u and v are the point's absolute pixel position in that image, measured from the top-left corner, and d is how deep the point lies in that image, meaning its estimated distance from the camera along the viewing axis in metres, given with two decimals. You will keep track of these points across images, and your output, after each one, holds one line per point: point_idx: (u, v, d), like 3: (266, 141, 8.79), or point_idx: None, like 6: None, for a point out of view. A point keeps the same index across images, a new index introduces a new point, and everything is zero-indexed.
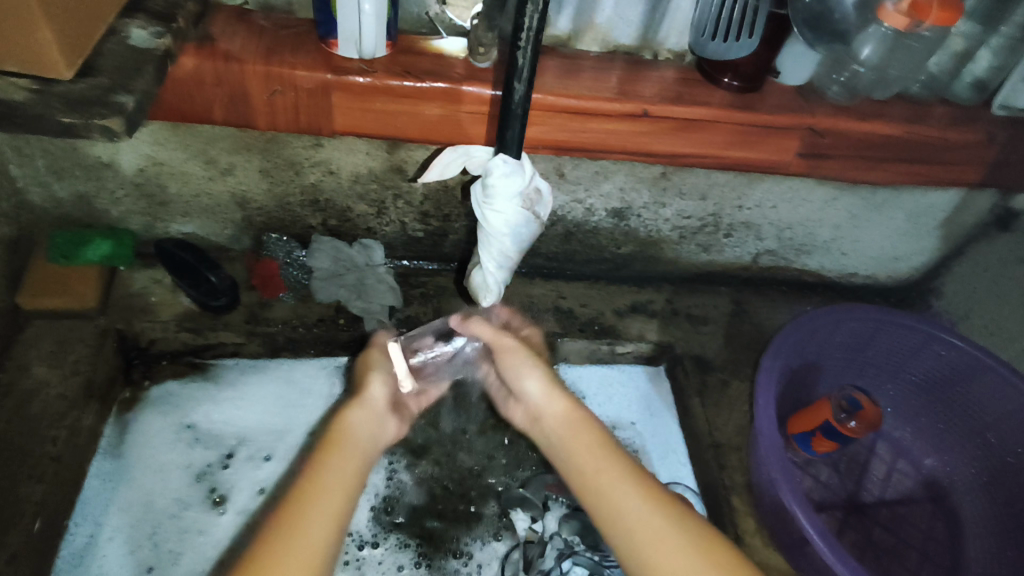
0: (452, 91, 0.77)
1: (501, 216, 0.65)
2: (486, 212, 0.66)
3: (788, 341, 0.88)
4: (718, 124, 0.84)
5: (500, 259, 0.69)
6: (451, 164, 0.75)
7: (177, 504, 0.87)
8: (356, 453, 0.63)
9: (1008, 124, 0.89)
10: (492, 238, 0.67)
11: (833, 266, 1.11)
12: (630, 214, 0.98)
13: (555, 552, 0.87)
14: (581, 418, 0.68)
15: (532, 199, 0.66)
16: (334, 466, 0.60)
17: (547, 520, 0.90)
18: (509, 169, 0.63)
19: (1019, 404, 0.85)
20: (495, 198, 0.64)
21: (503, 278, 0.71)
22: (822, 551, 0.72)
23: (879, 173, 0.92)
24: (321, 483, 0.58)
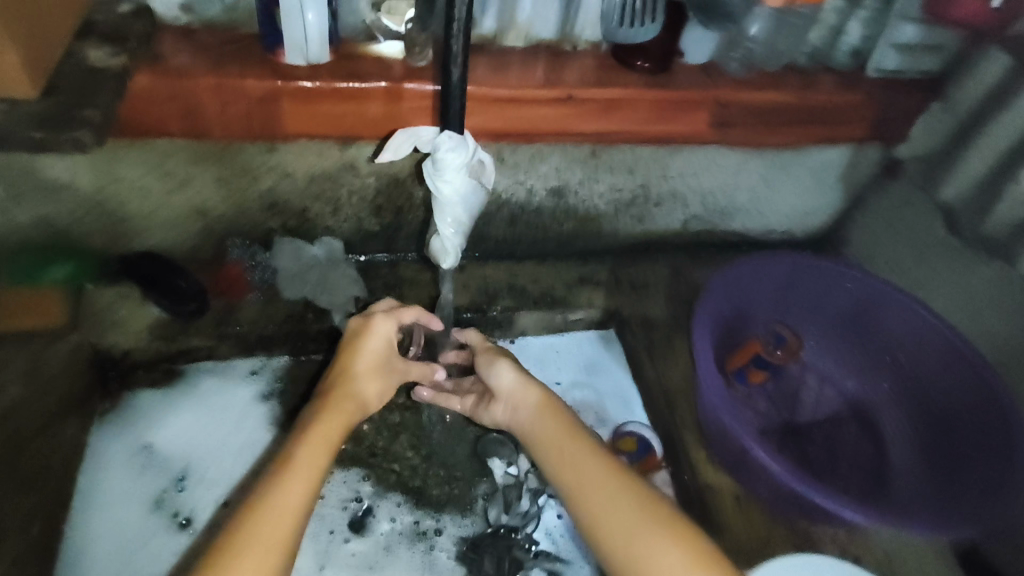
0: (393, 89, 0.85)
1: (453, 187, 0.74)
2: (438, 183, 0.73)
3: (718, 291, 0.98)
4: (636, 102, 0.94)
5: (455, 226, 0.76)
6: (403, 145, 0.86)
7: (141, 534, 0.89)
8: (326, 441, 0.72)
9: (882, 84, 1.03)
10: (445, 207, 0.75)
11: (753, 227, 1.24)
12: (567, 191, 1.06)
13: (530, 492, 0.94)
14: (551, 406, 0.81)
15: (477, 170, 0.74)
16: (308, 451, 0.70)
17: (520, 462, 0.97)
18: (455, 144, 0.70)
19: (916, 324, 0.99)
20: (445, 170, 0.72)
21: (459, 242, 0.79)
22: (781, 475, 0.82)
23: (780, 135, 1.05)
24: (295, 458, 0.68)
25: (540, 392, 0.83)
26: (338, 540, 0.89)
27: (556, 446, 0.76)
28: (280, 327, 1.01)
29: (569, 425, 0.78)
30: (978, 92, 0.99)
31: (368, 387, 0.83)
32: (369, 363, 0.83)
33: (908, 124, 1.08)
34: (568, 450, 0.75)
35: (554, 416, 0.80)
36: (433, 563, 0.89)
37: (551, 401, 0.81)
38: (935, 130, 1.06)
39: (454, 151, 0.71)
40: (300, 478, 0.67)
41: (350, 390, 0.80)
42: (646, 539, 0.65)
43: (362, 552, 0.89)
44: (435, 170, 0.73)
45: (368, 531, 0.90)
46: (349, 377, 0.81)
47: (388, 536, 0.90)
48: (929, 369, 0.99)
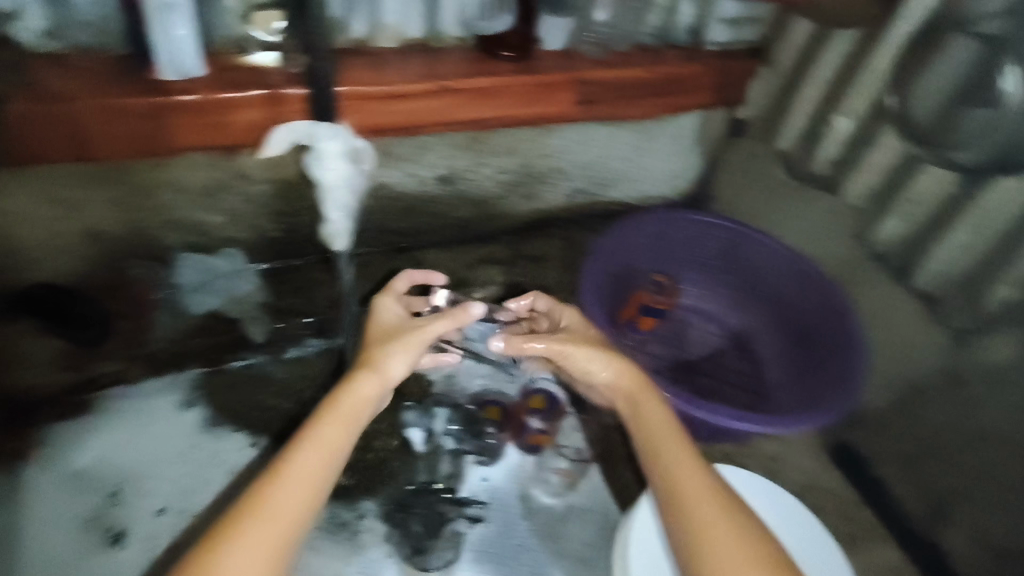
0: (273, 95, 0.89)
1: (337, 173, 0.85)
2: (322, 171, 0.84)
3: (602, 251, 1.10)
4: (505, 89, 1.03)
5: (339, 206, 0.90)
6: (282, 143, 0.86)
7: (74, 553, 0.92)
8: (345, 425, 0.72)
9: (718, 55, 1.18)
10: (332, 192, 0.88)
11: (632, 194, 1.36)
12: (456, 177, 1.14)
13: (450, 453, 1.01)
14: (647, 394, 0.81)
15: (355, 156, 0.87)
16: (324, 432, 0.71)
17: (435, 425, 1.03)
18: (335, 137, 0.83)
19: (773, 257, 1.14)
20: (328, 159, 0.84)
21: (345, 222, 0.92)
22: (670, 400, 0.94)
23: (639, 108, 1.17)
24: (307, 448, 0.69)
25: (642, 376, 0.82)
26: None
27: (653, 453, 0.76)
28: (193, 340, 1.07)
29: (677, 432, 0.77)
30: (793, 53, 1.16)
31: (394, 366, 0.78)
32: (382, 334, 0.80)
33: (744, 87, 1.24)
34: (684, 458, 0.75)
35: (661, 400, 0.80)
36: (359, 546, 0.93)
37: (649, 389, 0.81)
38: (767, 90, 1.23)
39: (332, 141, 0.83)
40: (314, 456, 0.69)
41: (365, 364, 0.77)
42: (727, 563, 0.68)
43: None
44: (316, 156, 0.84)
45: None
46: (374, 350, 0.78)
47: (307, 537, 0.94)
48: (789, 294, 1.14)
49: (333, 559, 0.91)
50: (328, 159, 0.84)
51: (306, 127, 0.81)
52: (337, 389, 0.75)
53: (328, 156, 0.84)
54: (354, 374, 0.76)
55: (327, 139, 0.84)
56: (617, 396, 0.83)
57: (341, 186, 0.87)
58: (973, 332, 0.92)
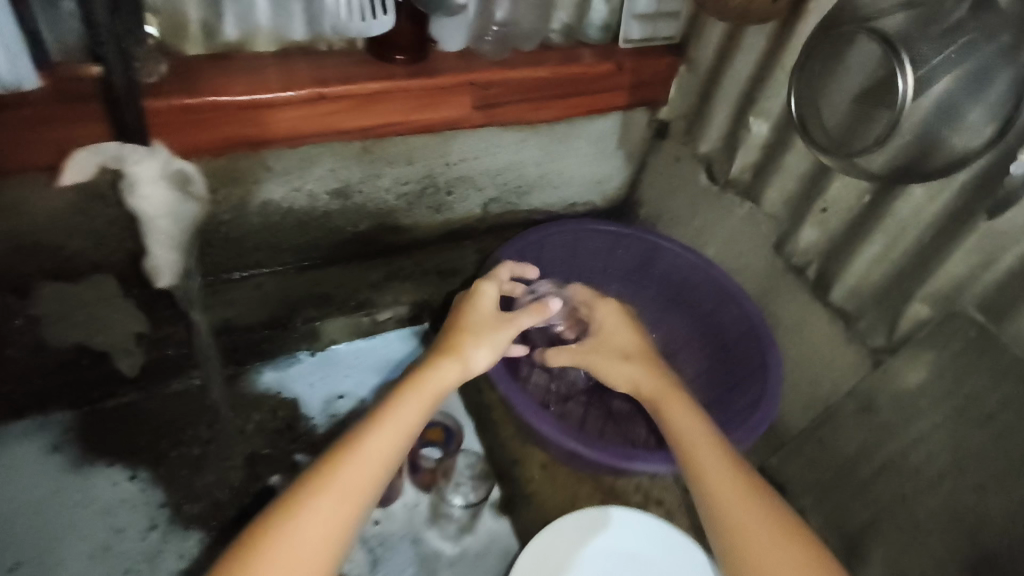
0: (115, 107, 0.79)
1: (153, 198, 0.90)
2: (138, 200, 0.90)
3: (501, 265, 1.02)
4: (392, 94, 0.95)
5: (163, 238, 0.95)
6: (86, 162, 0.83)
7: None
8: (424, 400, 0.76)
9: (633, 53, 1.11)
10: (151, 221, 0.92)
11: (552, 201, 1.28)
12: (351, 191, 1.06)
13: None
14: (672, 390, 0.84)
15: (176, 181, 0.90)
16: (395, 414, 0.74)
17: None
18: (142, 156, 0.85)
19: (689, 268, 1.07)
20: (143, 185, 0.88)
21: (172, 259, 0.98)
22: (561, 441, 0.87)
23: (547, 111, 1.09)
24: (374, 438, 0.71)
25: (665, 381, 0.85)
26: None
27: (692, 449, 0.78)
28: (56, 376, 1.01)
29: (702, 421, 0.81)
30: (711, 52, 1.09)
31: (478, 354, 0.82)
32: (485, 320, 0.84)
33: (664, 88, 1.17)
34: (706, 446, 0.78)
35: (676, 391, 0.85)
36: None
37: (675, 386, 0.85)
38: (688, 92, 1.16)
39: (145, 162, 0.86)
40: (380, 439, 0.71)
41: (455, 352, 0.80)
42: (770, 547, 0.70)
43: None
44: (133, 182, 0.88)
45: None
46: (462, 339, 0.82)
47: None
48: (705, 307, 1.07)
49: None
50: (143, 183, 0.88)
51: (118, 149, 0.83)
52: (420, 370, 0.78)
53: (143, 183, 0.88)
54: (439, 360, 0.79)
55: (140, 160, 0.85)
56: (642, 397, 0.86)
57: (160, 216, 0.92)
58: (887, 354, 0.87)
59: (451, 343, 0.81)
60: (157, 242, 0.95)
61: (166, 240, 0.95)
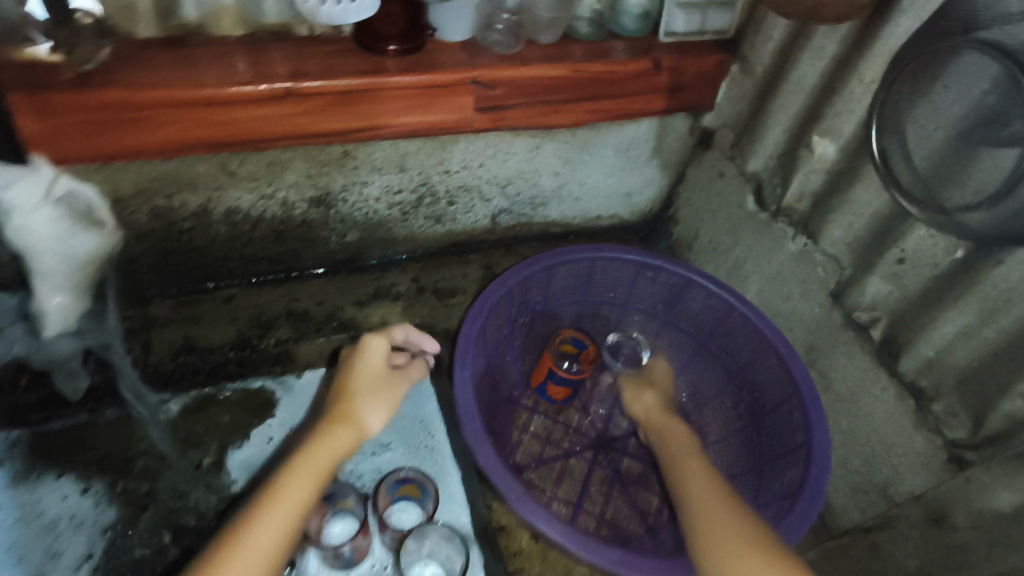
0: (42, 103, 0.67)
1: (30, 228, 0.73)
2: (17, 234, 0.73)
3: (492, 298, 0.84)
4: (377, 92, 0.80)
5: (51, 281, 0.77)
6: None
7: None
8: (315, 475, 0.64)
9: (674, 49, 0.92)
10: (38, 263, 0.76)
11: (573, 213, 1.12)
12: (333, 199, 0.92)
13: None
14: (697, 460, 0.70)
15: (73, 212, 0.76)
16: (285, 493, 0.61)
17: None
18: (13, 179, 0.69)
19: (724, 312, 0.90)
20: (16, 212, 0.71)
21: (59, 302, 0.79)
22: (545, 531, 0.67)
23: (565, 114, 0.92)
24: (256, 522, 0.59)
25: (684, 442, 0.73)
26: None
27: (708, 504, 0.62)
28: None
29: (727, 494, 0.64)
30: (769, 50, 0.89)
31: (374, 418, 0.70)
32: (376, 380, 0.73)
33: (710, 90, 0.98)
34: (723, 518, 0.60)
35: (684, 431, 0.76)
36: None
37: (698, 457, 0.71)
38: (739, 96, 0.96)
39: (18, 188, 0.70)
40: (271, 520, 0.59)
41: (348, 418, 0.68)
42: None
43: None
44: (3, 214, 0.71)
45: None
46: (353, 402, 0.70)
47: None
48: (742, 361, 0.90)
49: None
50: (17, 212, 0.71)
51: None
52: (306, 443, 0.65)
53: (20, 212, 0.71)
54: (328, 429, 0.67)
55: (11, 183, 0.70)
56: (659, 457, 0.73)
57: (44, 250, 0.75)
58: (969, 453, 0.67)
59: (343, 407, 0.69)
60: (45, 283, 0.77)
61: (55, 286, 0.78)
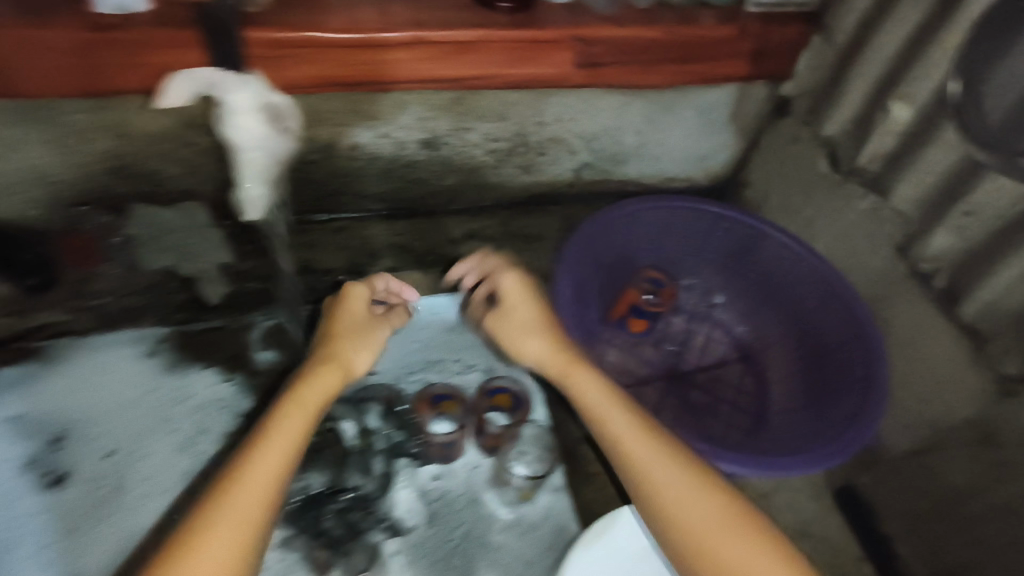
0: (218, 35, 0.78)
1: (247, 130, 0.80)
2: (231, 131, 0.80)
3: (585, 236, 0.95)
4: (492, 44, 0.89)
5: (254, 174, 0.85)
6: (184, 88, 0.78)
7: (8, 496, 0.86)
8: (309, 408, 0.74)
9: (760, 18, 0.99)
10: (246, 157, 0.83)
11: (649, 171, 1.20)
12: (439, 142, 1.02)
13: (383, 453, 0.92)
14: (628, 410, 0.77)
15: (274, 117, 0.83)
16: (285, 425, 0.72)
17: (366, 419, 0.95)
18: (242, 89, 0.78)
19: (794, 262, 0.97)
20: (237, 113, 0.79)
21: (260, 193, 0.87)
22: (636, 425, 0.80)
23: (655, 74, 1.00)
24: (265, 448, 0.69)
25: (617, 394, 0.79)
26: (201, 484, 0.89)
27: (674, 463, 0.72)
28: (143, 297, 0.98)
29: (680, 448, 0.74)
30: (853, 21, 0.96)
31: (358, 360, 0.81)
32: (356, 327, 0.83)
33: (792, 59, 1.04)
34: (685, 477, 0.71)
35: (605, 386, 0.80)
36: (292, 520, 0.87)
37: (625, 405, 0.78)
38: (823, 64, 1.03)
39: (243, 92, 0.78)
40: (271, 450, 0.69)
41: (333, 360, 0.79)
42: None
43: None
44: (228, 112, 0.79)
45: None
46: (341, 347, 0.80)
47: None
48: (808, 307, 0.97)
49: None
50: (239, 113, 0.79)
51: (211, 76, 0.78)
52: (293, 385, 0.75)
53: (239, 112, 0.79)
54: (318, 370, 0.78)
55: (237, 89, 0.78)
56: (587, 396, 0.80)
57: (253, 149, 0.82)
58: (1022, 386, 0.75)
59: (330, 352, 0.80)
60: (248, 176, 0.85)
61: (254, 177, 0.86)
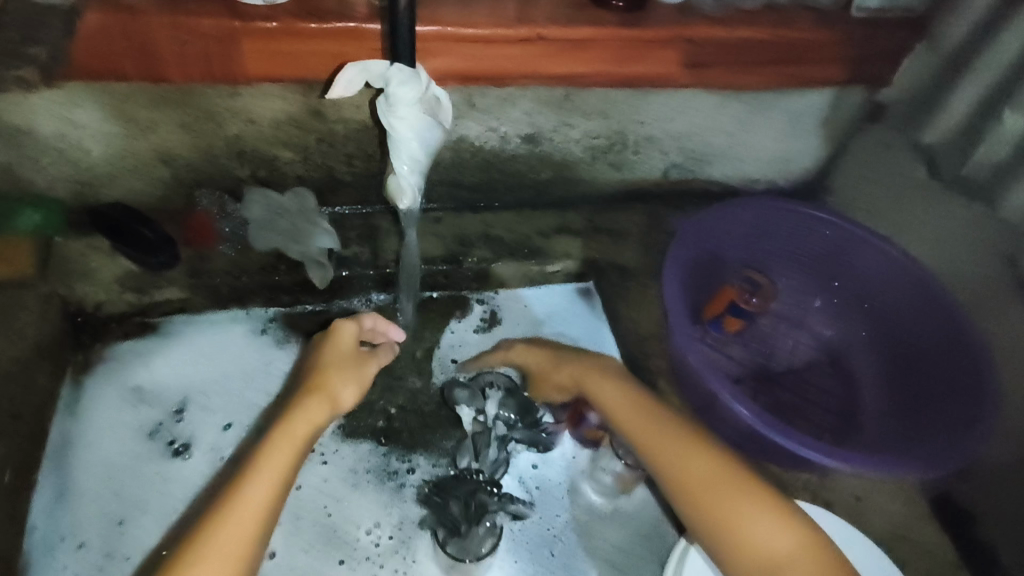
0: (357, 31, 0.82)
1: (408, 124, 0.75)
2: (391, 121, 0.74)
3: (689, 233, 0.97)
4: (606, 42, 0.91)
5: (413, 163, 0.77)
6: (353, 81, 0.81)
7: (136, 461, 0.90)
8: (296, 438, 0.76)
9: (865, 23, 1.00)
10: (400, 145, 0.76)
11: (736, 174, 1.22)
12: (542, 138, 1.05)
13: (498, 440, 0.95)
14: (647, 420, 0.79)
15: (431, 106, 0.76)
16: (274, 453, 0.74)
17: (487, 407, 0.98)
18: (405, 79, 0.70)
19: (893, 267, 0.98)
20: (397, 107, 0.73)
21: (417, 180, 0.80)
22: (735, 406, 0.83)
23: (757, 77, 1.02)
24: (261, 470, 0.72)
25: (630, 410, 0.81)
26: (315, 461, 0.94)
27: (703, 483, 0.71)
28: (253, 278, 1.01)
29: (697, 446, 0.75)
30: (962, 29, 0.96)
31: (345, 393, 0.85)
32: (340, 363, 0.87)
33: (889, 65, 1.05)
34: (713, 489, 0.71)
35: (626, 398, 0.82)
36: (402, 498, 0.92)
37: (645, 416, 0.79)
38: (919, 71, 1.03)
39: (409, 86, 0.71)
40: (263, 478, 0.71)
41: (324, 393, 0.82)
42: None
43: (333, 481, 0.93)
44: (388, 111, 0.75)
45: (338, 462, 0.94)
46: (326, 382, 0.84)
47: (358, 474, 0.94)
48: (905, 314, 0.98)
49: (370, 506, 0.91)
50: (402, 111, 0.74)
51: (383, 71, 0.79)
52: (288, 413, 0.78)
53: (399, 106, 0.73)
54: (305, 401, 0.81)
55: (403, 81, 0.71)
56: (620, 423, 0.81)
57: (414, 142, 0.76)
58: None
59: (319, 386, 0.83)
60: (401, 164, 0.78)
61: (411, 162, 0.77)
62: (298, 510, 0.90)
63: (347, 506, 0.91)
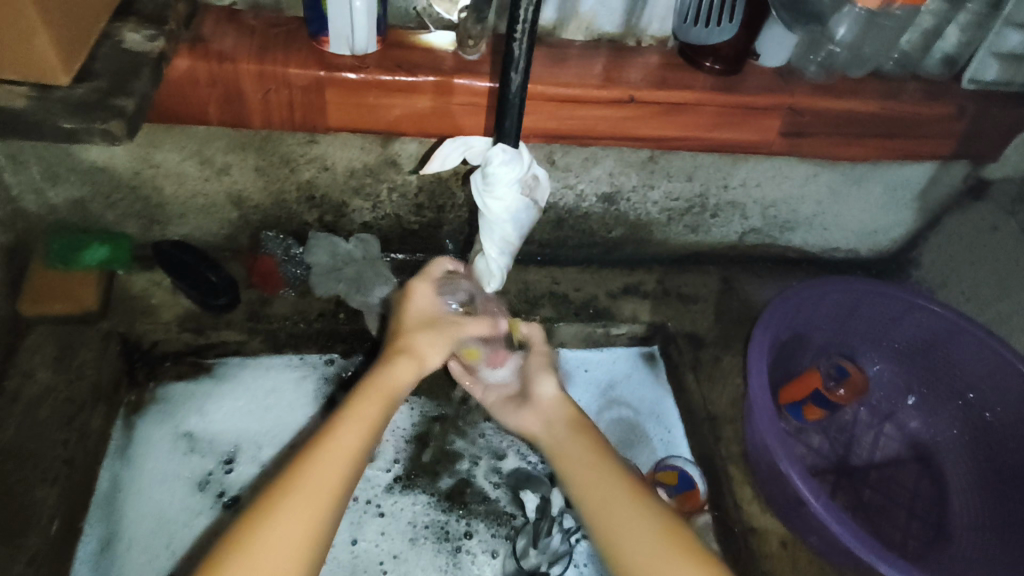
0: (443, 84, 0.77)
1: (503, 205, 0.72)
2: (487, 200, 0.72)
3: (779, 312, 0.91)
4: (702, 107, 0.86)
5: (502, 244, 0.76)
6: (450, 156, 0.81)
7: (186, 513, 0.88)
8: (389, 398, 0.70)
9: (978, 97, 0.93)
10: (493, 225, 0.74)
11: (816, 242, 1.15)
12: (619, 197, 1.00)
13: (564, 533, 0.89)
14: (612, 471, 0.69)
15: (530, 185, 0.73)
16: (362, 408, 0.67)
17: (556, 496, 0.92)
18: (507, 160, 0.68)
19: (994, 365, 0.90)
20: (495, 186, 0.71)
21: (506, 261, 0.78)
22: (825, 513, 0.75)
23: (857, 148, 0.95)
24: (352, 420, 0.66)
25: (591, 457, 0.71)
26: (372, 513, 0.91)
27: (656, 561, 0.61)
28: (312, 326, 0.96)
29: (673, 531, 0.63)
30: None
31: (430, 352, 0.77)
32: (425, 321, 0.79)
33: (1002, 143, 0.97)
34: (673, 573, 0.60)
35: (596, 440, 0.73)
36: (460, 564, 0.88)
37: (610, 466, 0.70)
38: None
39: (506, 167, 0.69)
40: (353, 428, 0.64)
41: (410, 351, 0.75)
42: None
43: (390, 535, 0.89)
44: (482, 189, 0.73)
45: (396, 517, 0.91)
46: (406, 339, 0.77)
47: (416, 528, 0.90)
48: (1005, 416, 0.90)
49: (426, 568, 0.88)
50: (497, 190, 0.71)
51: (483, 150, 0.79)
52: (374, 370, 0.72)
53: (496, 185, 0.70)
54: (391, 358, 0.74)
55: (500, 164, 0.69)
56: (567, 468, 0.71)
57: (506, 220, 0.74)
58: None
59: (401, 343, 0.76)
60: (491, 241, 0.76)
61: (501, 245, 0.76)
62: (355, 569, 0.86)
63: (403, 563, 0.88)
